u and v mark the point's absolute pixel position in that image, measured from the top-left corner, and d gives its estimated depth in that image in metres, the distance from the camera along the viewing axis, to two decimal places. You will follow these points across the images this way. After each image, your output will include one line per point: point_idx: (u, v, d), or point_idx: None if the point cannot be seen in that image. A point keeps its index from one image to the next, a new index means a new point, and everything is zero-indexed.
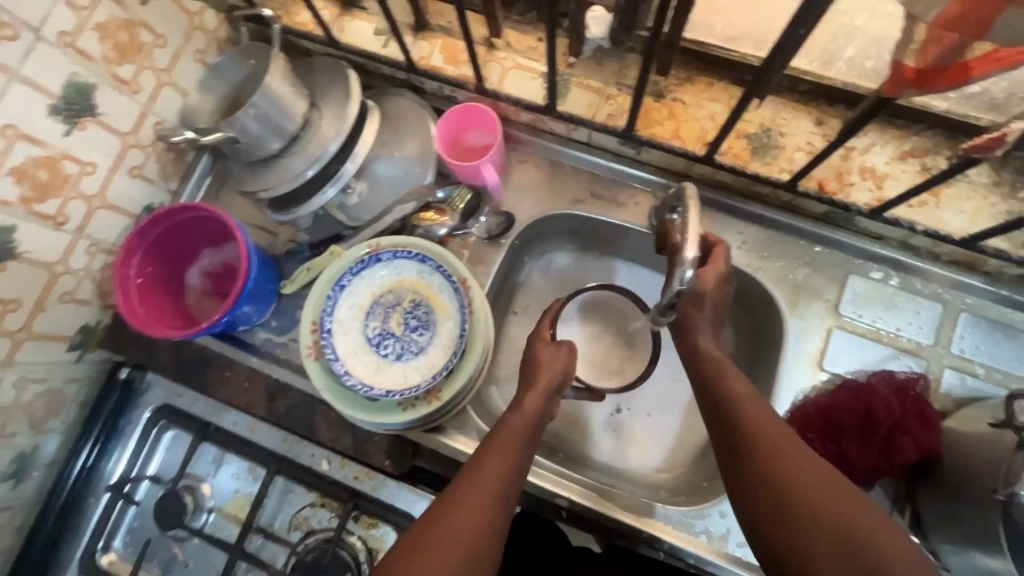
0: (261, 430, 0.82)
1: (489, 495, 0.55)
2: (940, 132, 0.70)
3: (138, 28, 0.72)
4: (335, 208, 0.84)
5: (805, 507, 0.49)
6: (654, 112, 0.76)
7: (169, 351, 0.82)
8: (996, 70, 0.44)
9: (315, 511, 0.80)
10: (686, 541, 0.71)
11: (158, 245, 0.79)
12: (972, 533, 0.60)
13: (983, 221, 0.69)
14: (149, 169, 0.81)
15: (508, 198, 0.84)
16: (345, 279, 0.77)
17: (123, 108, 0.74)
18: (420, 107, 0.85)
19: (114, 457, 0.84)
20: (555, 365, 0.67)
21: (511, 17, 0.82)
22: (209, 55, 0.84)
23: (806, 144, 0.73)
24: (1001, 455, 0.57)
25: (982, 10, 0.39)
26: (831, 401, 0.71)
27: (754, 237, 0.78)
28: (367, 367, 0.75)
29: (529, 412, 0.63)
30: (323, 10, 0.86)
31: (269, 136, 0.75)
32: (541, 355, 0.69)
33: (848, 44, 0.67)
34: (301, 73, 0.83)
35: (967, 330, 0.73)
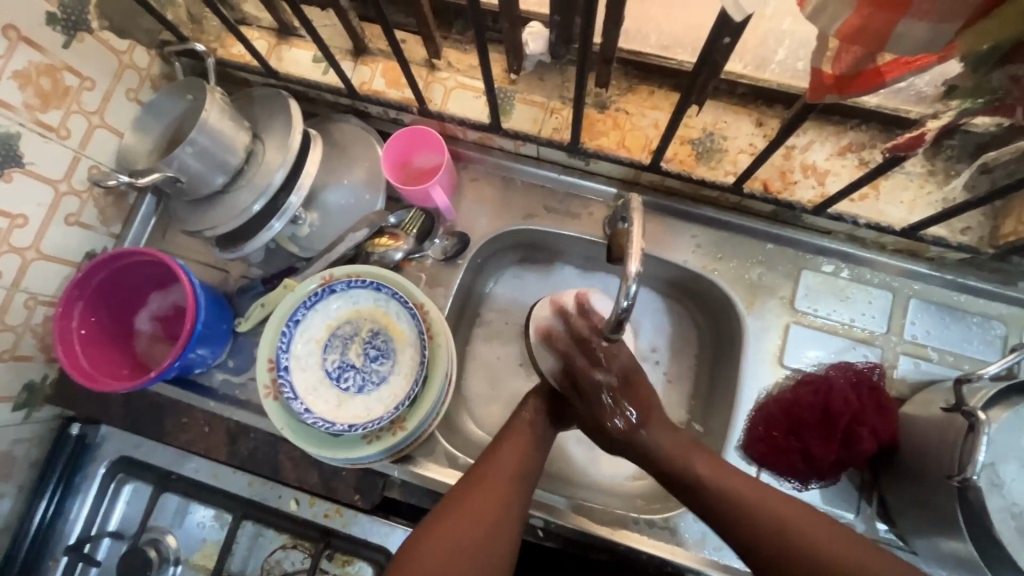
0: (226, 475, 0.80)
1: (489, 512, 0.60)
2: (874, 125, 0.72)
3: (62, 72, 0.70)
4: (286, 239, 0.82)
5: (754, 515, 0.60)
6: (598, 123, 0.77)
7: (122, 400, 0.79)
8: (909, 72, 0.44)
9: (287, 553, 0.77)
10: (666, 550, 0.71)
11: (100, 291, 0.76)
12: (934, 519, 0.61)
13: (922, 210, 0.71)
14: (87, 215, 0.78)
15: (462, 217, 0.84)
16: (300, 313, 0.75)
17: (52, 155, 0.71)
18: (366, 132, 0.84)
19: (71, 516, 0.80)
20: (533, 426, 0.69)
21: (451, 36, 0.82)
22: (143, 93, 0.81)
23: (748, 145, 0.74)
24: (955, 440, 0.59)
25: (876, 24, 0.39)
26: (793, 397, 0.72)
27: (707, 238, 0.79)
28: (327, 402, 0.74)
29: (522, 426, 0.69)
30: (259, 40, 0.84)
31: (211, 172, 0.73)
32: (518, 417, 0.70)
33: (779, 47, 0.70)
34: (241, 105, 0.81)
35: (918, 316, 0.75)
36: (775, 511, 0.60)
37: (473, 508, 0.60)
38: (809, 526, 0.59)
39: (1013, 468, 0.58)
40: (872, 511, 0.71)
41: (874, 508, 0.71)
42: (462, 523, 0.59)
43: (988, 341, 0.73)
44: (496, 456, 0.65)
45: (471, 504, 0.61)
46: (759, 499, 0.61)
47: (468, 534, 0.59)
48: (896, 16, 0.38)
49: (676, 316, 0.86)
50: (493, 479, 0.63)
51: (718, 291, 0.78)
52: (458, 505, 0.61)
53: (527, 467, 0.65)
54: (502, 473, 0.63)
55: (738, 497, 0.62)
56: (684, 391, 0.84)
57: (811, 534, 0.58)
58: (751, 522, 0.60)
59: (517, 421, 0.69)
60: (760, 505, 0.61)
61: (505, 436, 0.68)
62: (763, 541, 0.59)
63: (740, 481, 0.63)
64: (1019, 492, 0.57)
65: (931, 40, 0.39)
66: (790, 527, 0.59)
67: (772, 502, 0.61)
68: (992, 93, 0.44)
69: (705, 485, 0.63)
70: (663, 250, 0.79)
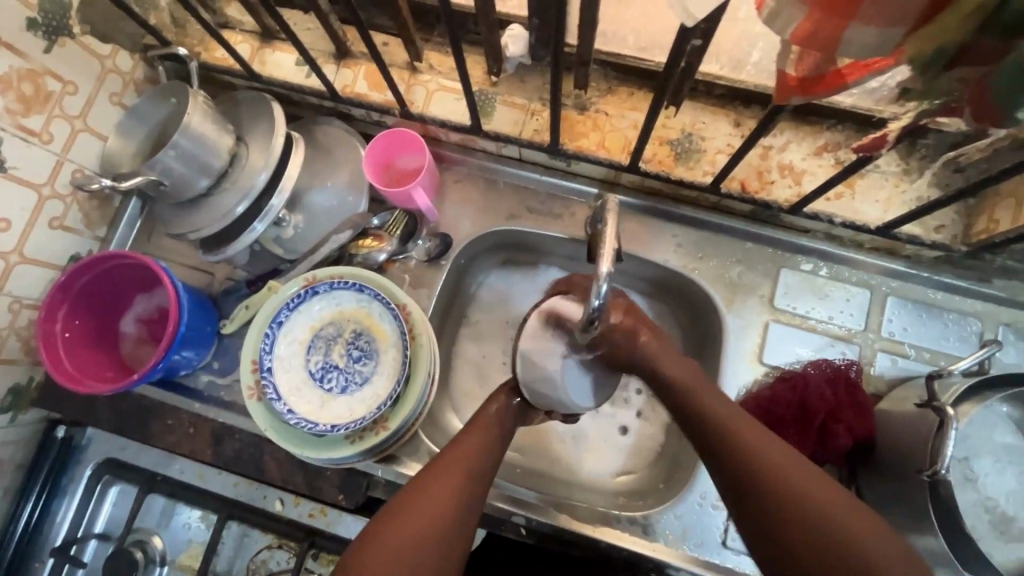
0: (211, 476, 0.80)
1: (442, 505, 0.58)
2: (849, 125, 0.73)
3: (44, 77, 0.70)
4: (270, 241, 0.82)
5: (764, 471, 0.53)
6: (578, 125, 0.77)
7: (107, 402, 0.80)
8: (869, 75, 0.44)
9: (272, 552, 0.78)
10: (646, 548, 0.71)
11: (84, 294, 0.76)
12: (907, 516, 0.62)
13: (896, 209, 0.72)
14: (71, 219, 0.79)
15: (445, 219, 0.84)
16: (283, 315, 0.75)
17: (35, 159, 0.71)
18: (349, 135, 0.85)
19: (58, 518, 0.80)
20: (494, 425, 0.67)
21: (432, 39, 0.82)
22: (126, 97, 0.82)
23: (726, 146, 0.75)
24: (927, 435, 0.60)
25: (826, 30, 0.40)
26: (771, 394, 0.73)
27: (688, 238, 0.80)
28: (311, 403, 0.75)
29: (486, 422, 0.67)
30: (242, 44, 0.85)
31: (194, 174, 0.73)
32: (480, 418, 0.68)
33: (753, 49, 0.71)
34: (224, 108, 0.82)
35: (895, 313, 0.76)
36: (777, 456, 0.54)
37: (428, 501, 0.58)
38: (800, 476, 0.52)
39: (985, 462, 0.61)
40: None
41: None
42: (416, 516, 0.56)
43: (963, 337, 0.74)
44: (452, 451, 0.63)
45: (427, 497, 0.58)
46: (759, 440, 0.55)
47: (422, 526, 0.56)
48: (845, 21, 0.39)
49: (659, 314, 0.87)
50: (447, 472, 0.61)
51: (698, 290, 0.79)
52: (412, 499, 0.58)
53: (483, 465, 0.64)
54: (456, 467, 0.61)
55: (737, 437, 0.56)
56: None
57: (802, 482, 0.52)
58: (746, 463, 0.54)
59: (476, 420, 0.67)
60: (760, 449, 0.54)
61: (463, 433, 0.66)
62: (762, 490, 0.53)
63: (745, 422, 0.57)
64: (992, 487, 0.60)
65: (880, 43, 0.40)
66: (782, 472, 0.53)
67: (769, 449, 0.54)
68: (943, 96, 0.46)
69: (709, 424, 0.58)
70: (644, 250, 0.80)
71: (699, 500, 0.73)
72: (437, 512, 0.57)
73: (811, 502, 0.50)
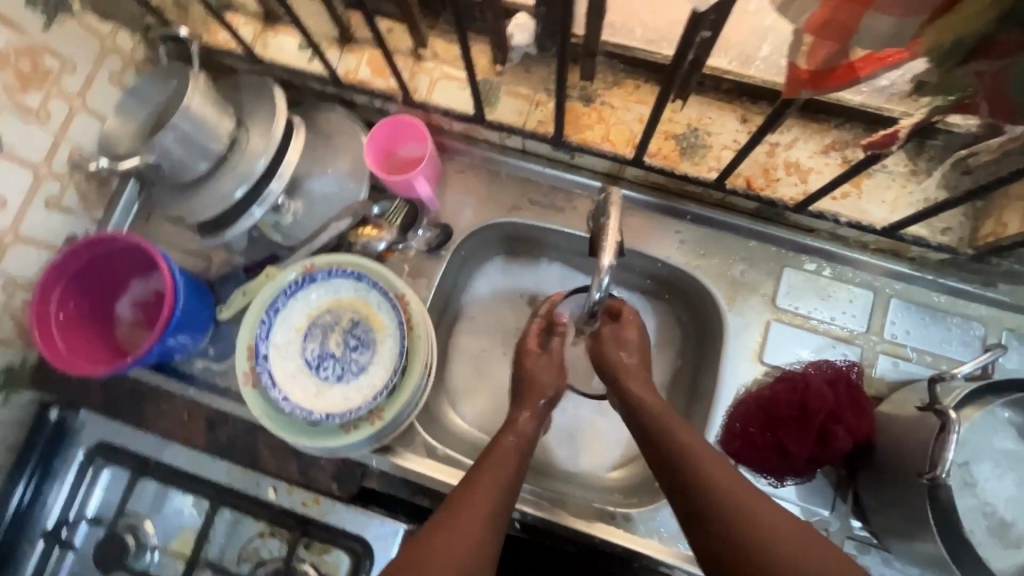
0: (204, 463, 0.78)
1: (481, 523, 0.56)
2: (858, 124, 0.72)
3: (43, 54, 0.69)
4: (269, 227, 0.81)
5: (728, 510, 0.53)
6: (583, 117, 0.77)
7: (101, 385, 0.79)
8: (883, 69, 0.43)
9: (265, 541, 0.77)
10: (640, 544, 0.71)
11: (79, 277, 0.75)
12: (906, 520, 0.61)
13: (903, 210, 0.71)
14: (68, 200, 0.78)
15: (447, 209, 0.83)
16: (280, 302, 0.75)
17: (33, 139, 0.71)
18: (351, 122, 0.84)
19: (50, 499, 0.79)
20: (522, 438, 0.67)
21: (437, 26, 0.81)
22: (126, 78, 0.81)
23: (732, 142, 0.74)
24: (927, 439, 0.59)
25: (843, 15, 0.40)
26: (771, 394, 0.72)
27: (691, 235, 0.79)
28: (306, 391, 0.74)
29: (522, 434, 0.67)
30: (244, 27, 0.84)
31: (194, 158, 0.73)
32: (502, 439, 0.66)
33: (762, 44, 0.68)
34: (225, 92, 0.80)
35: (898, 316, 0.75)
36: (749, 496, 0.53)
37: (471, 522, 0.56)
38: (787, 529, 0.51)
39: (987, 468, 0.60)
40: (847, 509, 0.71)
41: (848, 506, 0.72)
42: (456, 538, 0.54)
43: (966, 341, 0.74)
44: (486, 467, 0.62)
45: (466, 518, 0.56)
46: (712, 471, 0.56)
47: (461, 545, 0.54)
48: (863, 9, 0.40)
49: (660, 314, 0.86)
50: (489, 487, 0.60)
51: (700, 287, 0.78)
52: (456, 514, 0.57)
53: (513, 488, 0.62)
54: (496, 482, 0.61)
55: (713, 486, 0.55)
56: (661, 383, 0.85)
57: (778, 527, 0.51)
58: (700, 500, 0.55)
59: (502, 440, 0.66)
60: (744, 498, 0.54)
61: (496, 443, 0.66)
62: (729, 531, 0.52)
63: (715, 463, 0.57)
64: (991, 493, 0.60)
65: (895, 33, 0.41)
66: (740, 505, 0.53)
67: (734, 490, 0.54)
68: (958, 92, 0.45)
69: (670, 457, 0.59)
70: (645, 245, 0.79)
71: None
72: (478, 528, 0.56)
73: (772, 534, 0.50)
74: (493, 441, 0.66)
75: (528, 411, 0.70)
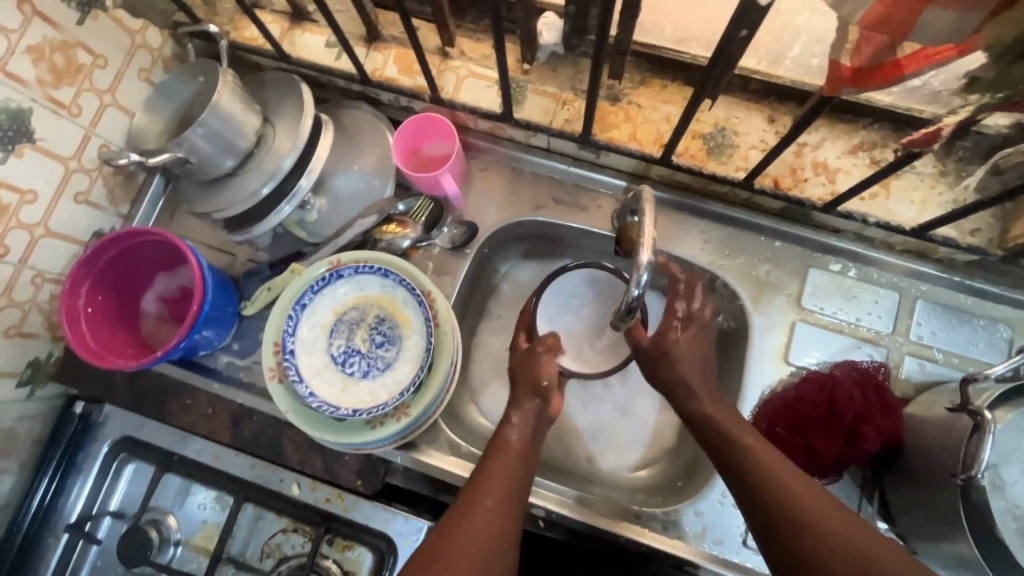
0: (227, 457, 0.79)
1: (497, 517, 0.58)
2: (886, 125, 0.72)
3: (75, 49, 0.70)
4: (294, 224, 0.81)
5: (792, 497, 0.55)
6: (610, 116, 0.77)
7: (126, 380, 0.80)
8: (927, 66, 0.47)
9: (287, 537, 0.77)
10: (665, 543, 0.71)
11: (107, 270, 0.76)
12: (936, 524, 0.61)
13: (932, 210, 0.71)
14: (96, 194, 0.78)
15: (471, 207, 0.84)
16: (306, 297, 0.75)
17: (64, 132, 0.71)
18: (377, 119, 0.84)
19: (73, 494, 0.79)
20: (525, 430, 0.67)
21: (464, 25, 0.82)
22: (154, 74, 0.81)
23: (759, 142, 0.74)
24: (959, 439, 0.59)
25: (902, 13, 0.42)
26: (797, 393, 0.72)
27: (716, 235, 0.79)
28: (332, 387, 0.74)
29: (524, 425, 0.67)
30: (272, 24, 0.84)
31: (222, 154, 0.73)
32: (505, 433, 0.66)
33: (794, 41, 0.68)
34: (252, 88, 0.81)
35: (924, 317, 0.75)
36: (796, 487, 0.56)
37: (484, 515, 0.57)
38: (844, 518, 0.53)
39: None
40: (873, 511, 0.71)
41: (874, 507, 0.71)
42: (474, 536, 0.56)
43: (993, 343, 0.73)
44: (493, 463, 0.63)
45: (476, 515, 0.57)
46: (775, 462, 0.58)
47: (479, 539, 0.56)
48: (922, 6, 0.41)
49: None
50: (503, 477, 0.61)
51: (724, 287, 0.78)
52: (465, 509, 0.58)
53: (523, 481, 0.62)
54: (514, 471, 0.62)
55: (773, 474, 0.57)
56: None
57: (822, 511, 0.54)
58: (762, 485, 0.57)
59: (505, 430, 0.66)
60: (802, 495, 0.55)
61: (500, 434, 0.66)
62: (807, 516, 0.54)
63: (761, 449, 0.59)
64: None
65: (955, 28, 0.42)
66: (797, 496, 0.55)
67: (797, 487, 0.56)
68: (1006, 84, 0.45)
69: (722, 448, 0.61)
70: (671, 244, 0.79)
71: (721, 497, 0.72)
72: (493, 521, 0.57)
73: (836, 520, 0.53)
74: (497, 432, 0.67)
75: (523, 407, 0.68)
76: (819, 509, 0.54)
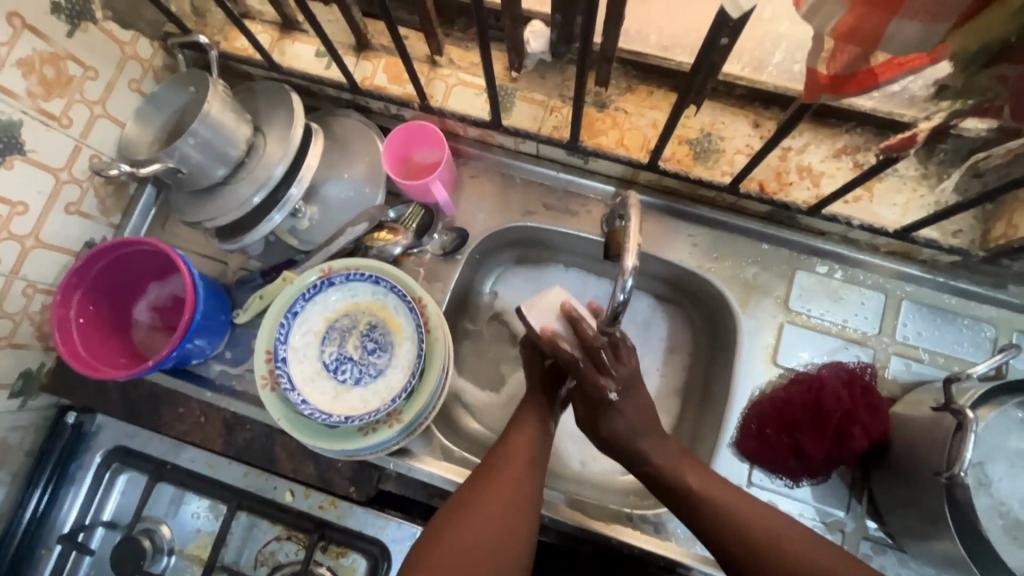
0: (221, 465, 0.79)
1: (498, 509, 0.63)
2: (869, 129, 0.73)
3: (66, 61, 0.70)
4: (286, 232, 0.82)
5: (744, 522, 0.62)
6: (598, 122, 0.78)
7: (119, 389, 0.80)
8: (902, 73, 0.47)
9: (281, 544, 0.77)
10: (657, 545, 0.71)
11: (98, 281, 0.76)
12: (923, 523, 0.62)
13: (915, 213, 0.72)
14: (87, 205, 0.79)
15: (461, 213, 0.84)
16: (298, 305, 0.76)
17: (55, 144, 0.71)
18: (367, 127, 0.85)
19: (66, 504, 0.79)
20: (529, 421, 0.71)
21: (453, 34, 0.83)
22: (145, 84, 0.82)
23: (745, 146, 0.75)
24: (943, 438, 0.60)
25: (870, 23, 0.42)
26: (785, 395, 0.73)
27: (704, 239, 0.80)
28: (324, 394, 0.74)
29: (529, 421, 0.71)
30: (262, 34, 0.85)
31: (213, 163, 0.73)
32: (516, 422, 0.71)
33: (775, 49, 0.71)
34: (243, 98, 0.81)
35: (910, 317, 0.76)
36: (741, 509, 0.63)
37: (483, 507, 0.63)
38: (791, 531, 0.61)
39: (1001, 468, 0.61)
40: (862, 510, 0.72)
41: (863, 506, 0.72)
42: (472, 527, 0.62)
43: (977, 342, 0.74)
44: (497, 457, 0.68)
45: (474, 510, 0.63)
46: (721, 492, 0.64)
47: (478, 532, 0.62)
48: (889, 16, 0.42)
49: (673, 318, 0.87)
50: (499, 476, 0.66)
51: (713, 290, 0.79)
52: (463, 503, 0.64)
53: (532, 472, 0.67)
54: (512, 470, 0.66)
55: (720, 502, 0.63)
56: (676, 390, 0.85)
57: (772, 530, 0.61)
58: (716, 515, 0.63)
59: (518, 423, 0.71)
60: (755, 517, 0.62)
61: (511, 431, 0.70)
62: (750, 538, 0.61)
63: (715, 486, 0.65)
64: (1005, 492, 0.60)
65: (921, 39, 0.42)
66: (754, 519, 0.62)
67: (749, 511, 0.63)
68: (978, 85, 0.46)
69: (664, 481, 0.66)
70: (660, 249, 0.80)
71: None
72: (494, 512, 0.63)
73: (784, 538, 0.60)
74: (510, 424, 0.72)
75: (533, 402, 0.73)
76: (763, 527, 0.61)
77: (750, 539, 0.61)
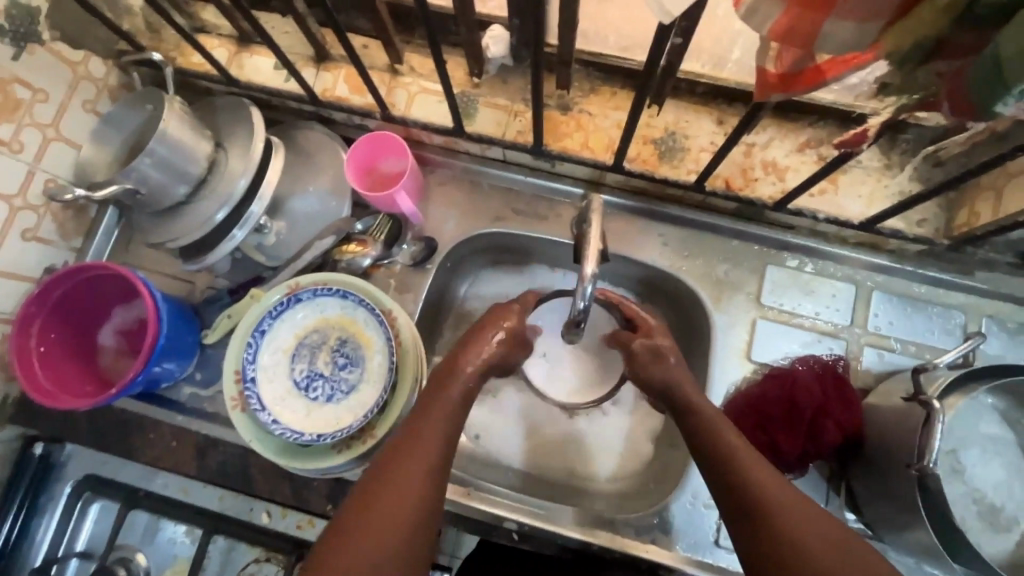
0: (196, 490, 0.79)
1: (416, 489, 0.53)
2: (833, 121, 0.73)
3: (13, 85, 0.68)
4: (253, 248, 0.81)
5: (770, 507, 0.52)
6: (562, 125, 0.77)
7: (86, 417, 0.78)
8: (849, 69, 0.47)
9: (260, 566, 0.77)
10: (639, 548, 0.70)
11: (58, 308, 0.74)
12: (898, 513, 0.62)
13: (879, 204, 0.73)
14: (45, 230, 0.77)
15: (430, 222, 0.83)
16: (265, 323, 0.74)
17: (5, 169, 0.70)
18: (331, 139, 0.83)
19: (38, 536, 0.78)
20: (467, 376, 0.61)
21: (413, 41, 0.82)
22: (100, 104, 0.80)
23: (709, 144, 0.75)
24: (914, 428, 0.60)
25: (803, 23, 0.43)
26: (760, 391, 0.73)
27: (674, 237, 0.80)
28: (296, 412, 0.73)
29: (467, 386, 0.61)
30: (219, 48, 0.84)
31: (173, 182, 0.72)
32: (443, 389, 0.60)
33: (734, 46, 0.72)
34: (201, 114, 0.80)
35: (881, 307, 0.76)
36: (773, 487, 0.53)
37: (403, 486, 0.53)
38: (819, 522, 0.50)
39: (974, 453, 0.62)
40: (840, 503, 0.72)
41: (841, 499, 0.72)
42: (386, 507, 0.52)
43: (948, 329, 0.75)
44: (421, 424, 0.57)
45: (389, 488, 0.53)
46: (752, 464, 0.54)
47: (389, 517, 0.51)
48: (822, 16, 0.42)
49: None
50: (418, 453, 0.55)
51: (685, 289, 0.79)
52: (381, 477, 0.54)
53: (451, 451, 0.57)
54: (433, 443, 0.56)
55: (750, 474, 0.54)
56: None
57: (801, 520, 0.50)
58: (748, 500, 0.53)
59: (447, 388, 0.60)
60: (781, 499, 0.52)
61: (436, 390, 0.60)
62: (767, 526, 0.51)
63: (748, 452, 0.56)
64: (980, 479, 0.61)
65: (858, 37, 0.43)
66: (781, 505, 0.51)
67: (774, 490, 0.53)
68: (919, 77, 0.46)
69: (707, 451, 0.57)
70: (630, 249, 0.80)
71: (692, 499, 0.73)
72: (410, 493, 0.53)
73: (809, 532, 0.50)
74: (436, 378, 0.62)
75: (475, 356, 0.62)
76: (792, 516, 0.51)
77: (771, 524, 0.51)
